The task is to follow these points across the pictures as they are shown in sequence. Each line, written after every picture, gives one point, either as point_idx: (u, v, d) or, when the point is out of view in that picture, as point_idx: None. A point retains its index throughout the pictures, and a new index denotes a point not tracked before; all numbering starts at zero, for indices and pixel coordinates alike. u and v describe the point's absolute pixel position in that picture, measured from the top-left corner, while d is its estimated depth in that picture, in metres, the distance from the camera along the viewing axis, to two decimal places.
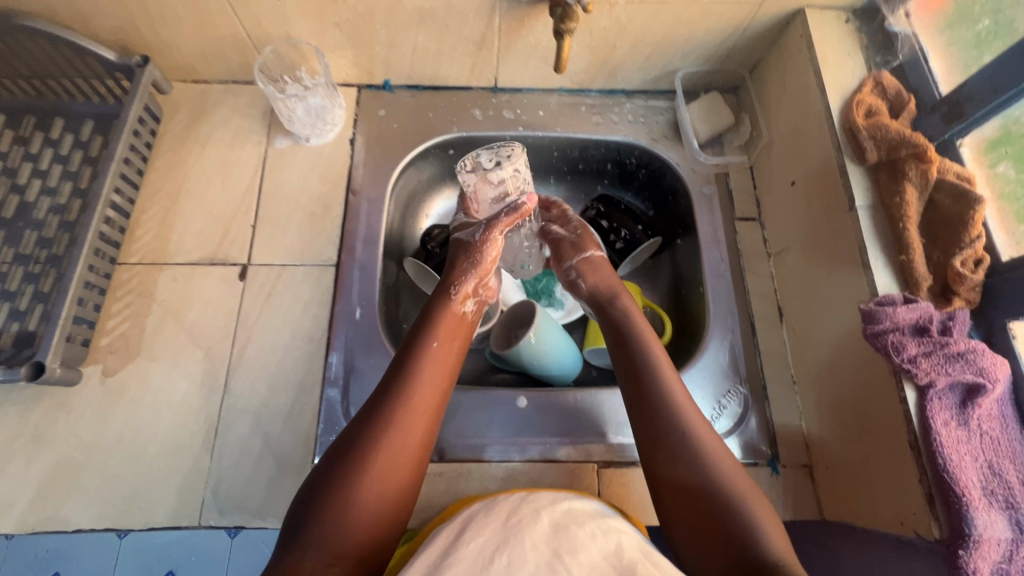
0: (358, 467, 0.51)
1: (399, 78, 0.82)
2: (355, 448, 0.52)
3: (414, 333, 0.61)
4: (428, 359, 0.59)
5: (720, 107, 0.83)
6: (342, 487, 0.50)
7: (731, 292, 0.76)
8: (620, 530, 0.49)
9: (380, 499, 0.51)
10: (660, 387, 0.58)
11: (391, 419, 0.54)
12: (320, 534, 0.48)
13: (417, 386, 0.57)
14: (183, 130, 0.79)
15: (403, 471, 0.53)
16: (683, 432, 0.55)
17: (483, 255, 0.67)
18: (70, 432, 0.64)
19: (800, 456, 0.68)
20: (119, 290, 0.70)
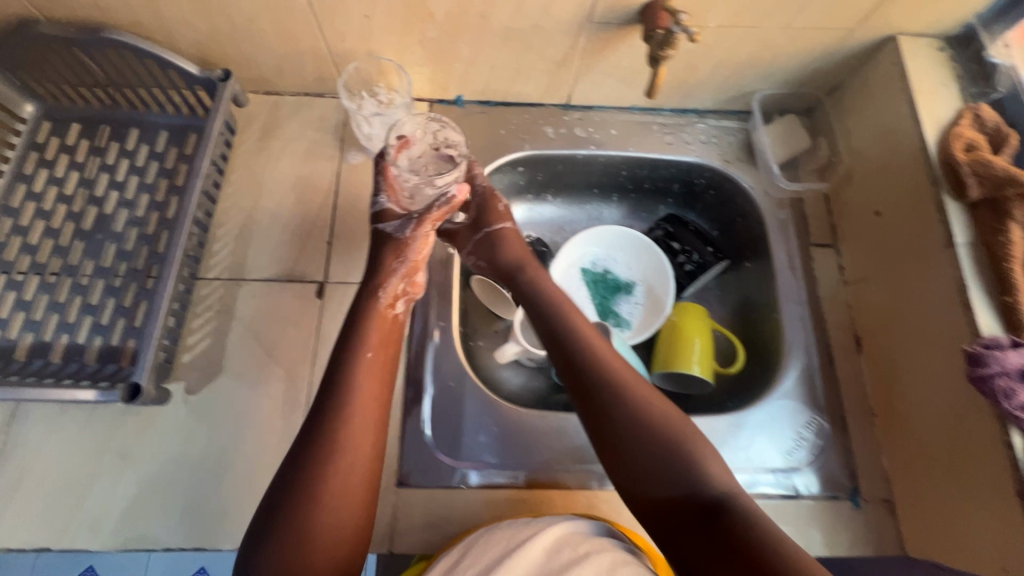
0: (303, 496, 0.53)
1: (472, 93, 0.81)
2: (300, 478, 0.53)
3: (342, 347, 0.62)
4: (365, 371, 0.60)
5: (797, 130, 0.81)
6: (293, 521, 0.51)
7: (807, 320, 0.75)
8: (604, 548, 0.51)
9: (338, 516, 0.53)
10: (587, 364, 0.63)
11: (329, 441, 0.55)
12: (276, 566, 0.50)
13: (354, 398, 0.58)
14: (257, 142, 0.79)
15: (356, 483, 0.55)
16: (614, 398, 0.60)
17: (410, 250, 0.68)
18: (157, 449, 0.64)
19: (879, 490, 0.68)
20: (199, 306, 0.70)
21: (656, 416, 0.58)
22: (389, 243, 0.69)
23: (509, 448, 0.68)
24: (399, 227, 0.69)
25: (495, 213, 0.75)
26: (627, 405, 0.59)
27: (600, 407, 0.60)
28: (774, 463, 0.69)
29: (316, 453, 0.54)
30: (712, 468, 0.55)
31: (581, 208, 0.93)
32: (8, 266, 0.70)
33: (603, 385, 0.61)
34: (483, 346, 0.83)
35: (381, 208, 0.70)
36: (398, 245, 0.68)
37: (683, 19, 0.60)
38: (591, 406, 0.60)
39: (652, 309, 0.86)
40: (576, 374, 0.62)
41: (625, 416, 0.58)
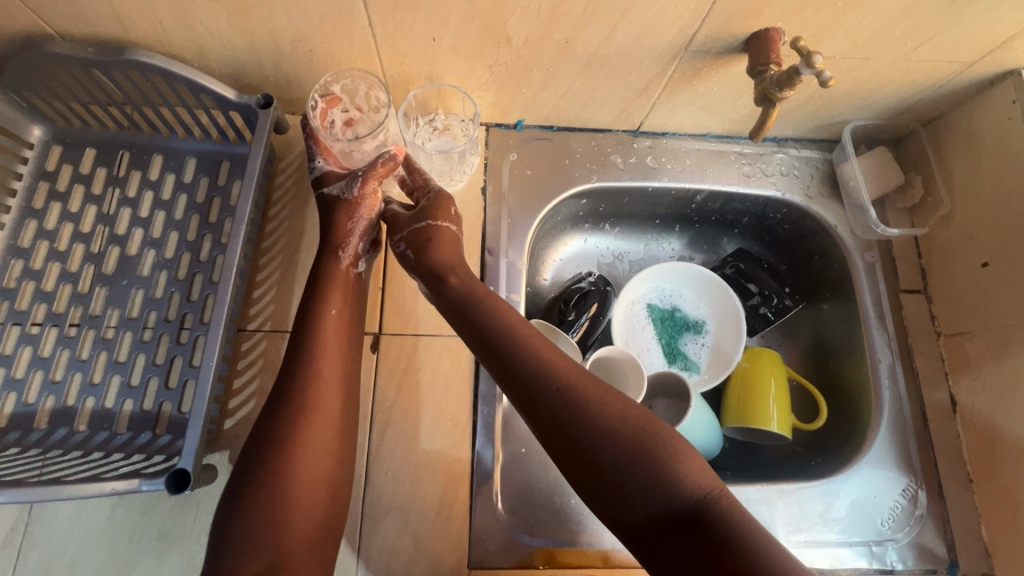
0: (270, 466, 0.50)
1: (534, 118, 0.73)
2: (267, 445, 0.51)
3: (305, 312, 0.58)
4: (328, 332, 0.57)
5: (889, 164, 0.75)
6: (262, 490, 0.49)
7: (899, 375, 0.70)
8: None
9: (308, 484, 0.51)
10: (513, 352, 0.52)
11: (294, 405, 0.53)
12: (251, 538, 0.48)
13: (318, 360, 0.55)
14: (297, 173, 0.71)
15: (325, 446, 0.53)
16: (554, 390, 0.49)
17: (360, 210, 0.63)
18: (200, 530, 0.58)
19: (980, 563, 0.64)
20: (240, 362, 0.63)
21: (623, 414, 0.48)
22: (336, 203, 0.63)
23: (590, 521, 0.62)
24: (346, 187, 0.63)
25: (444, 212, 0.64)
26: (577, 402, 0.49)
27: (555, 417, 0.49)
28: (868, 534, 0.64)
29: (282, 419, 0.52)
30: (691, 463, 0.46)
31: (641, 239, 0.87)
32: (23, 316, 0.62)
33: (557, 388, 0.49)
34: None
35: (321, 169, 0.64)
36: (348, 206, 0.63)
37: (818, 63, 0.52)
38: (543, 420, 0.49)
39: (724, 350, 0.79)
40: (521, 383, 0.51)
41: (584, 423, 0.47)
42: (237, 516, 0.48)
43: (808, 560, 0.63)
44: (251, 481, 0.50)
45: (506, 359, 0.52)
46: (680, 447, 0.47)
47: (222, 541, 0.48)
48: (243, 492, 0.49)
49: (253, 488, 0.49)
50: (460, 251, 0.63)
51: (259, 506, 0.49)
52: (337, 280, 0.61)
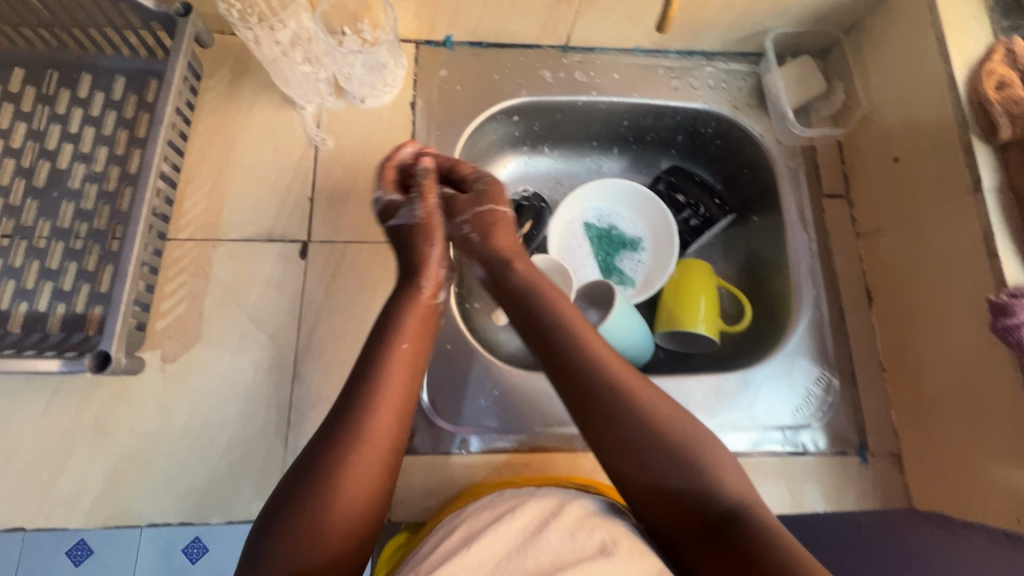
0: (313, 491, 0.47)
1: (462, 33, 0.75)
2: (324, 460, 0.48)
3: (378, 335, 0.56)
4: (397, 362, 0.54)
5: (811, 72, 0.76)
6: (312, 507, 0.46)
7: (817, 274, 0.72)
8: (624, 535, 0.47)
9: (342, 523, 0.47)
10: (572, 351, 0.55)
11: (358, 421, 0.50)
12: (289, 554, 0.45)
13: (387, 380, 0.53)
14: (226, 90, 0.71)
15: (372, 481, 0.49)
16: (608, 391, 0.52)
17: (432, 227, 0.64)
18: (134, 423, 0.60)
19: (888, 445, 0.66)
20: (171, 269, 0.65)
21: (667, 420, 0.51)
22: (407, 231, 0.64)
23: (511, 409, 0.64)
24: (409, 211, 0.64)
25: (498, 192, 0.68)
26: (630, 402, 0.51)
27: (604, 417, 0.51)
28: (782, 419, 0.67)
29: (344, 437, 0.49)
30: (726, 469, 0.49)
31: (580, 162, 0.88)
32: None
33: (609, 391, 0.52)
34: (479, 308, 0.78)
35: (384, 201, 0.65)
36: (429, 232, 0.64)
37: None
38: (590, 417, 0.52)
39: (660, 264, 0.82)
40: (574, 382, 0.53)
41: (631, 422, 0.51)
42: (279, 527, 0.46)
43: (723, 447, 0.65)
44: (304, 496, 0.47)
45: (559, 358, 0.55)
46: (714, 455, 0.50)
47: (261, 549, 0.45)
48: (281, 508, 0.47)
49: (302, 504, 0.46)
50: (516, 233, 0.68)
51: (295, 528, 0.45)
52: (414, 300, 0.59)
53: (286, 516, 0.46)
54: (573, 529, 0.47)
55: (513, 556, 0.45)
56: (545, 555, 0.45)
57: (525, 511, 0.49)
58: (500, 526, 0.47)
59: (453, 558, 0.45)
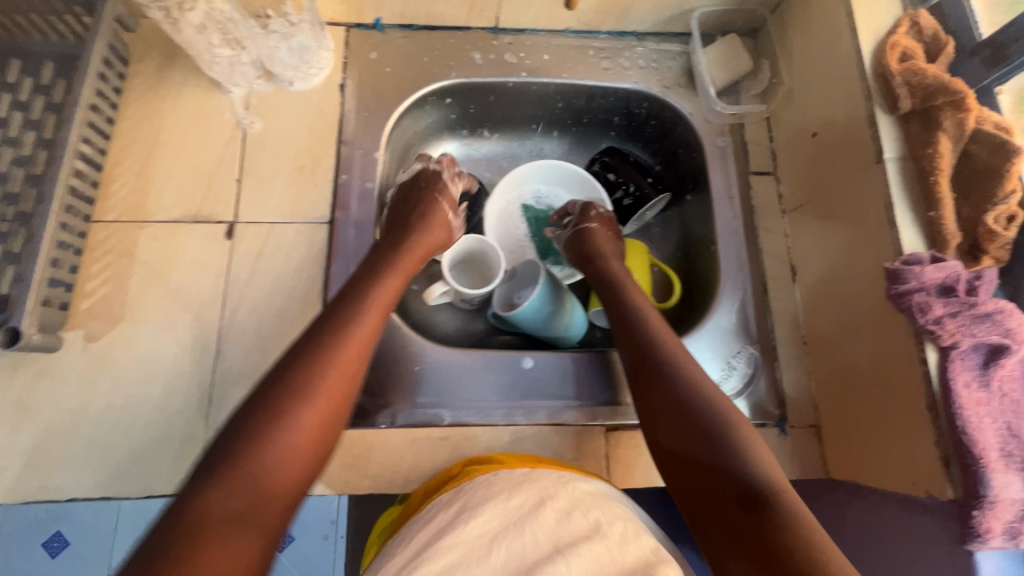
0: (281, 403, 0.49)
1: (390, 15, 0.75)
2: (289, 384, 0.51)
3: (358, 284, 0.61)
4: (374, 307, 0.59)
5: (739, 51, 0.77)
6: (273, 425, 0.48)
7: (743, 250, 0.73)
8: (618, 516, 0.49)
9: (299, 442, 0.49)
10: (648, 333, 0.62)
11: (322, 352, 0.53)
12: (242, 469, 0.45)
13: (358, 325, 0.57)
14: (155, 74, 0.72)
15: (334, 404, 0.52)
16: (675, 370, 0.58)
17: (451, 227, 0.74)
18: (56, 400, 0.61)
19: (807, 417, 0.67)
20: (97, 250, 0.66)
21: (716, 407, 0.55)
22: (433, 208, 0.72)
23: (432, 385, 0.65)
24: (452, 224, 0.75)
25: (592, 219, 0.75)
26: (686, 384, 0.57)
27: (662, 391, 0.57)
28: None
29: (311, 368, 0.52)
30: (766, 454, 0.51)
31: (520, 145, 0.88)
32: None
33: (675, 373, 0.58)
34: (416, 290, 0.79)
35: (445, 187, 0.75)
36: (442, 219, 0.72)
37: None
38: (650, 391, 0.58)
39: None
40: (643, 358, 0.61)
41: (682, 396, 0.56)
42: (235, 442, 0.47)
43: None
44: (266, 415, 0.48)
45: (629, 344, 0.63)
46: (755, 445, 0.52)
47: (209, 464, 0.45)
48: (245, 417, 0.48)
49: (261, 423, 0.48)
50: (609, 245, 0.74)
51: (258, 439, 0.47)
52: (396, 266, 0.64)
53: (247, 433, 0.47)
54: (566, 512, 0.48)
55: (511, 535, 0.46)
56: (543, 536, 0.46)
57: (518, 491, 0.49)
58: (493, 504, 0.49)
59: (447, 534, 0.46)
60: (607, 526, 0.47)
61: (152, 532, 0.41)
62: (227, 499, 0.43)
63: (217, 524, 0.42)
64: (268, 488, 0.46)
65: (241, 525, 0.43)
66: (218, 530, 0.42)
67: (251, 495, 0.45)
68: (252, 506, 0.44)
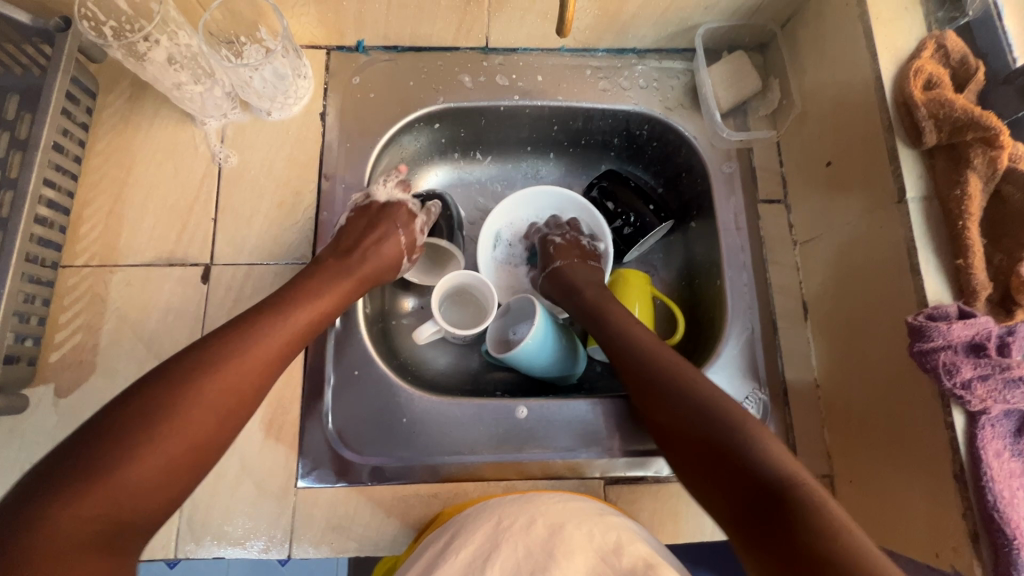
0: (174, 401, 0.44)
1: (374, 37, 0.71)
2: (185, 389, 0.45)
3: (289, 289, 0.57)
4: (307, 310, 0.56)
5: (745, 69, 0.73)
6: (155, 428, 0.43)
7: (751, 285, 0.69)
8: (613, 526, 0.48)
9: (177, 449, 0.43)
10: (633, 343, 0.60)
11: (225, 352, 0.49)
12: (114, 480, 0.40)
13: (270, 327, 0.52)
14: (125, 106, 0.68)
15: (228, 411, 0.47)
16: (668, 374, 0.56)
17: (394, 249, 0.66)
18: (25, 460, 0.58)
19: (820, 466, 0.63)
20: (66, 298, 0.62)
21: (722, 407, 0.51)
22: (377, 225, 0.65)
23: (420, 439, 0.62)
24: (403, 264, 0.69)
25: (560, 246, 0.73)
26: (680, 386, 0.54)
27: (663, 397, 0.55)
28: None
29: (209, 371, 0.47)
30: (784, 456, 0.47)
31: (514, 167, 0.82)
32: None
33: (676, 380, 0.55)
34: (406, 325, 0.76)
35: (416, 224, 0.69)
36: (396, 249, 0.66)
37: None
38: (651, 402, 0.56)
39: None
40: (637, 369, 0.58)
41: (685, 403, 0.53)
42: (102, 451, 0.41)
43: (645, 469, 0.63)
44: (148, 418, 0.43)
45: (623, 353, 0.60)
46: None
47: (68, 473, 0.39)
48: (127, 412, 0.43)
49: (139, 430, 0.42)
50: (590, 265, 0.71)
51: (134, 439, 0.42)
52: (332, 279, 0.59)
53: (117, 437, 0.41)
54: (557, 525, 0.47)
55: (503, 553, 0.45)
56: (536, 548, 0.45)
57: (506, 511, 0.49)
58: (484, 523, 0.48)
59: (440, 564, 0.45)
60: (595, 530, 0.47)
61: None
62: (85, 511, 0.38)
63: (66, 540, 0.37)
64: (136, 502, 0.41)
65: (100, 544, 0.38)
66: (71, 553, 0.37)
67: (115, 507, 0.40)
68: (110, 516, 0.39)
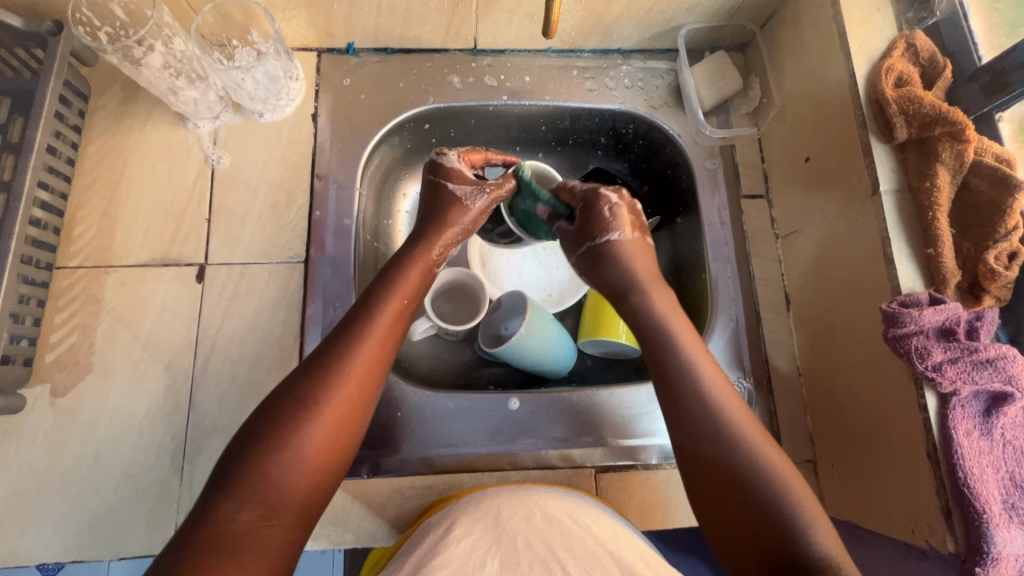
0: (298, 413, 0.47)
1: (364, 39, 0.72)
2: (296, 405, 0.47)
3: (376, 286, 0.57)
4: (391, 309, 0.55)
5: (726, 69, 0.75)
6: (285, 441, 0.45)
7: (736, 278, 0.71)
8: (609, 521, 0.50)
9: (309, 457, 0.46)
10: (686, 367, 0.54)
11: (333, 358, 0.50)
12: (255, 489, 0.43)
13: (372, 328, 0.53)
14: (117, 109, 0.69)
15: (349, 414, 0.49)
16: (709, 406, 0.51)
17: (463, 216, 0.64)
18: (22, 460, 0.59)
19: (804, 451, 0.65)
20: (60, 299, 0.63)
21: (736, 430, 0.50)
22: (448, 201, 0.64)
23: (414, 432, 0.63)
24: (471, 193, 0.64)
25: (602, 223, 0.62)
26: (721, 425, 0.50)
27: (705, 439, 0.50)
28: None
29: (319, 381, 0.48)
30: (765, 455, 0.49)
31: None
32: None
33: (677, 416, 0.52)
34: None
35: (450, 165, 0.64)
36: (455, 206, 0.64)
37: None
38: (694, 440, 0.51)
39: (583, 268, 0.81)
40: (679, 402, 0.52)
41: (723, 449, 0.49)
42: (240, 459, 0.44)
43: (635, 458, 0.64)
44: (279, 429, 0.46)
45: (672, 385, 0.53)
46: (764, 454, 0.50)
47: (222, 486, 0.44)
48: (257, 429, 0.46)
49: (267, 444, 0.45)
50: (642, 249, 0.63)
51: (268, 452, 0.45)
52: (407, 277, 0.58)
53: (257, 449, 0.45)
54: (557, 519, 0.48)
55: (504, 546, 0.46)
56: (537, 541, 0.46)
57: (509, 506, 0.49)
58: (483, 515, 0.48)
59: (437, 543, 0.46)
60: (588, 522, 0.49)
61: (168, 551, 0.41)
62: (243, 516, 0.42)
63: (229, 542, 0.41)
64: (283, 505, 0.44)
65: (255, 542, 0.42)
66: (233, 550, 0.41)
67: (261, 511, 0.43)
68: (265, 522, 0.43)
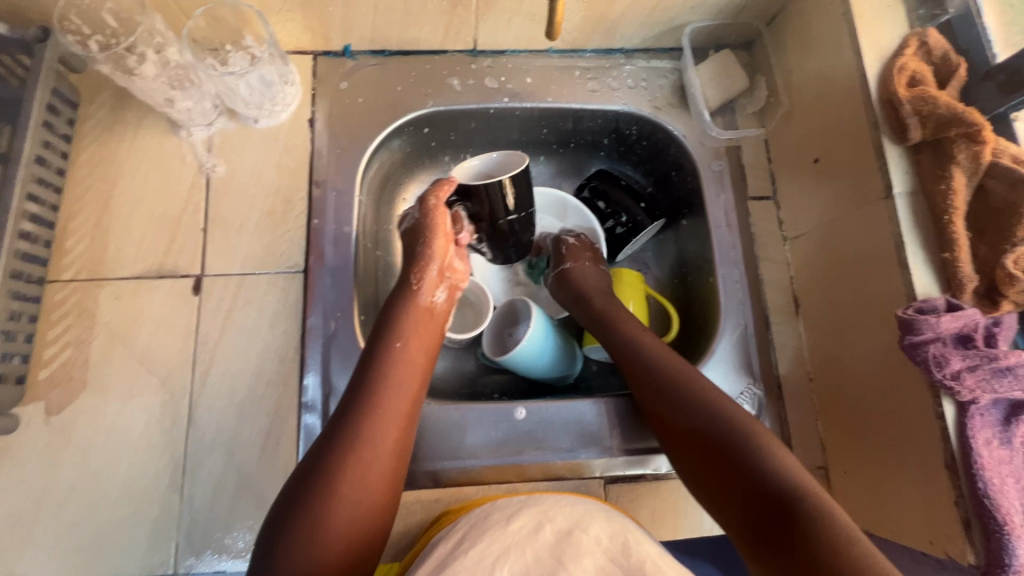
0: (319, 484, 0.46)
1: (360, 42, 0.70)
2: (316, 478, 0.47)
3: (372, 340, 0.56)
4: (398, 362, 0.54)
5: (731, 68, 0.73)
6: (312, 514, 0.45)
7: (743, 281, 0.69)
8: (633, 532, 0.47)
9: (341, 527, 0.45)
10: (686, 395, 0.54)
11: (347, 421, 0.50)
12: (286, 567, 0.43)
13: (385, 390, 0.52)
14: (107, 116, 0.67)
15: (376, 476, 0.48)
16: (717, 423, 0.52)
17: (431, 235, 0.61)
18: (17, 481, 0.57)
19: (815, 458, 0.64)
20: (53, 313, 0.61)
21: (736, 424, 0.51)
22: (412, 233, 0.62)
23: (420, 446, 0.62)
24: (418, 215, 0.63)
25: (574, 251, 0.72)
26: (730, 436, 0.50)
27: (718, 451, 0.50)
28: None
29: (333, 447, 0.48)
30: (788, 467, 0.47)
31: None
32: None
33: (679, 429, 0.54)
34: None
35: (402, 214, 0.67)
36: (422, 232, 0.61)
37: None
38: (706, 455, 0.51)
39: None
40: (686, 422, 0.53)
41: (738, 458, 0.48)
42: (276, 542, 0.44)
43: (646, 466, 0.64)
44: (304, 505, 0.45)
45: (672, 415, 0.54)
46: None
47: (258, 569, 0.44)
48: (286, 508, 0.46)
49: (296, 518, 0.45)
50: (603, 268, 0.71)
51: (296, 528, 0.44)
52: (416, 329, 0.58)
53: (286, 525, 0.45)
54: (565, 532, 0.46)
55: (513, 556, 0.44)
56: (545, 554, 0.44)
57: (518, 515, 0.48)
58: (493, 531, 0.47)
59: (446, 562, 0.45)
60: (596, 531, 0.47)
61: None
62: None
63: None
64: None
65: None
66: None
67: None
68: None
